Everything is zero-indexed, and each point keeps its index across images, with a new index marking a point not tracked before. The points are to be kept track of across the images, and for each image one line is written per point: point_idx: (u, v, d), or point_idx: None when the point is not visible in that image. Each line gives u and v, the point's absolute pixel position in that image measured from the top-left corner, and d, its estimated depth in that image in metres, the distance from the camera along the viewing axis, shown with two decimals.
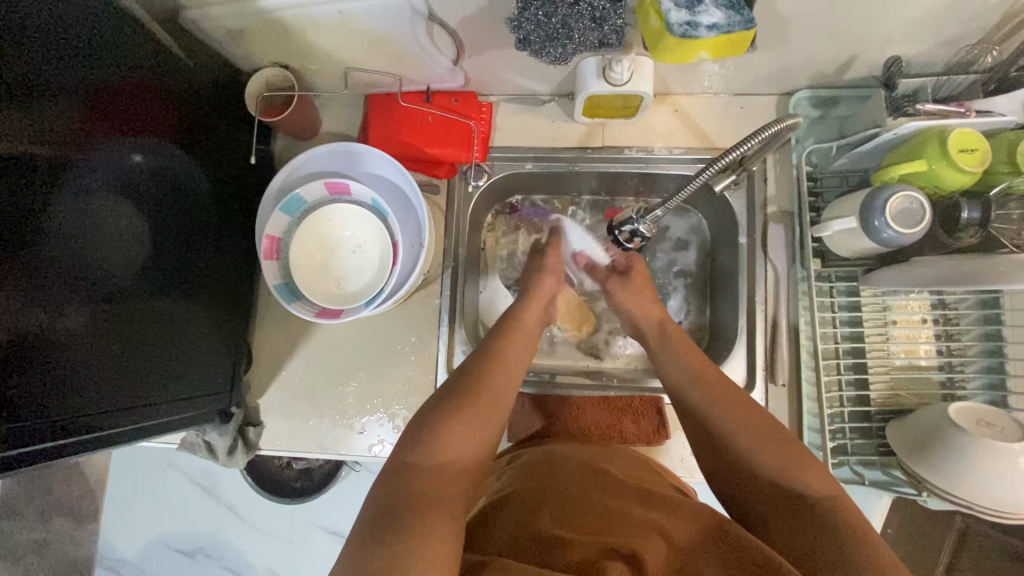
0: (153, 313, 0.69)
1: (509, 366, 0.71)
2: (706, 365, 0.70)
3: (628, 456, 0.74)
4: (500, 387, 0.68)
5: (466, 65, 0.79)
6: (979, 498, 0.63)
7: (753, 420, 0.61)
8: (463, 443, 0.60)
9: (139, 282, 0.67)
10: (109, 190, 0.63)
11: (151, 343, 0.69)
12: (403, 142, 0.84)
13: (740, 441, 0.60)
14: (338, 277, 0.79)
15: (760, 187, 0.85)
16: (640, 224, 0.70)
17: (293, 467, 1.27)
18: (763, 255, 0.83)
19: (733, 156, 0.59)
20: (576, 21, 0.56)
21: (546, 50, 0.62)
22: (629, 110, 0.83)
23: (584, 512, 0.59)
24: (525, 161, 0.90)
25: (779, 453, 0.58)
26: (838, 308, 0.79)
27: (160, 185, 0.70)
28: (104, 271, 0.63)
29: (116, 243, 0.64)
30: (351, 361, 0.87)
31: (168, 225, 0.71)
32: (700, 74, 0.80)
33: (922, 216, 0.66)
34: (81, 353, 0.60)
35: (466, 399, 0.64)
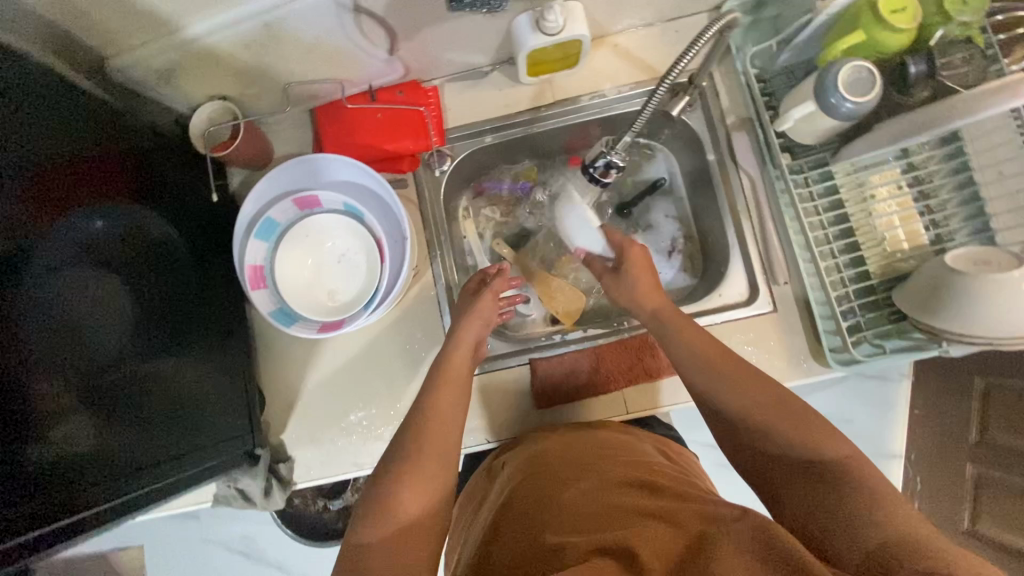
0: (144, 389, 0.66)
1: (454, 423, 0.69)
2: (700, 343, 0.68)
3: (621, 441, 0.74)
4: (447, 446, 0.67)
5: (403, 52, 0.79)
6: (996, 332, 0.65)
7: (747, 385, 0.63)
8: (408, 501, 0.61)
9: (127, 347, 0.65)
10: (78, 258, 0.61)
11: (151, 409, 0.66)
12: (362, 145, 0.84)
13: (746, 417, 0.61)
14: (330, 289, 0.77)
15: (714, 102, 0.86)
16: (613, 155, 0.71)
17: (331, 509, 1.26)
18: (734, 165, 0.85)
19: (676, 71, 0.63)
20: None
21: None
22: (570, 60, 0.84)
23: (578, 511, 0.60)
24: (483, 135, 0.90)
25: (775, 412, 0.60)
26: (818, 196, 0.81)
27: (127, 244, 0.68)
28: (91, 338, 0.61)
29: (96, 309, 0.62)
30: (366, 373, 0.86)
31: (144, 283, 0.69)
32: (630, 6, 0.81)
33: (874, 82, 0.67)
34: (85, 427, 0.58)
35: (420, 465, 0.64)
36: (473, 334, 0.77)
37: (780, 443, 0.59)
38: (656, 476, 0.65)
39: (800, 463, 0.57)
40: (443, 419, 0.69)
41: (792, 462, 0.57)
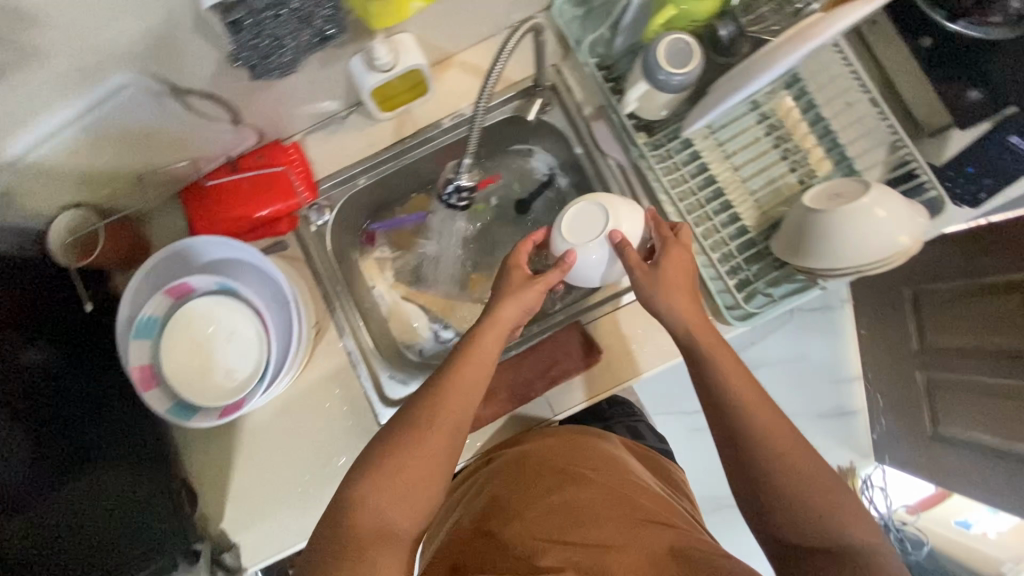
0: (47, 537, 0.64)
1: (470, 407, 0.69)
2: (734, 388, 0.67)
3: (613, 462, 0.83)
4: (455, 426, 0.68)
5: (248, 118, 0.78)
6: (861, 258, 0.69)
7: (791, 446, 0.64)
8: (411, 470, 0.65)
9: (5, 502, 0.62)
10: None
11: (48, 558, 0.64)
12: (232, 218, 0.82)
13: (776, 481, 0.64)
14: (226, 370, 0.76)
15: (568, 96, 0.87)
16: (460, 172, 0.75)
17: None
18: (601, 154, 0.86)
19: (492, 76, 0.67)
20: (287, 27, 0.57)
21: (272, 62, 0.63)
22: (419, 88, 0.84)
23: (555, 520, 0.71)
24: (356, 178, 0.90)
25: (804, 479, 0.63)
26: (683, 164, 0.83)
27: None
28: None
29: None
30: (290, 441, 0.84)
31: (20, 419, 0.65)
32: (461, 25, 0.82)
33: (692, 51, 0.69)
34: None
35: (426, 445, 0.66)
36: (514, 319, 0.72)
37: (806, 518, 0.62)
38: (646, 500, 0.75)
39: (823, 532, 0.61)
40: (461, 401, 0.68)
41: (812, 532, 0.62)
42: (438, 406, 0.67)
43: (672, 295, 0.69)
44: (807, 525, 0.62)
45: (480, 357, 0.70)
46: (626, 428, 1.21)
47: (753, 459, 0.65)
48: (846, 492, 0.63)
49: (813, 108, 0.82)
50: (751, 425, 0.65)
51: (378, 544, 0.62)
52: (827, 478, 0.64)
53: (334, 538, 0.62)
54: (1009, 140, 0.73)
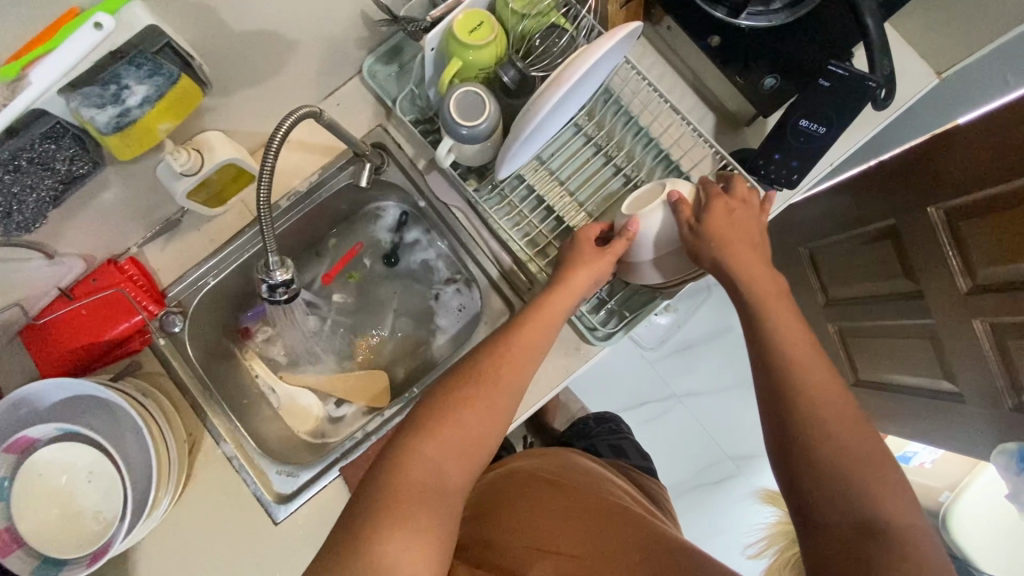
0: None
1: (531, 362, 0.68)
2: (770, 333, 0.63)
3: (609, 488, 0.84)
4: (514, 385, 0.66)
5: (66, 246, 0.76)
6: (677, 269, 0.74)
7: (829, 390, 0.60)
8: (471, 425, 0.63)
9: None
10: None
11: None
12: (72, 351, 0.79)
13: (805, 413, 0.59)
14: (93, 511, 0.73)
15: (400, 153, 0.87)
16: (275, 276, 0.69)
17: None
18: (444, 203, 0.87)
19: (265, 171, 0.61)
20: (27, 181, 0.56)
21: (27, 219, 0.61)
22: (245, 177, 0.83)
23: (563, 532, 0.72)
24: (206, 278, 0.88)
25: (844, 419, 0.59)
26: (519, 201, 0.84)
27: None
28: None
29: None
30: (185, 566, 0.80)
31: None
32: (273, 106, 0.81)
33: (484, 100, 0.70)
34: None
35: (493, 404, 0.65)
36: (584, 286, 0.72)
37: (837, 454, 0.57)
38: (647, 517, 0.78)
39: (861, 476, 0.56)
40: (521, 351, 0.68)
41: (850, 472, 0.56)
42: (500, 362, 0.67)
43: (722, 248, 0.67)
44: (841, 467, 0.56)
45: (544, 315, 0.70)
46: (611, 445, 1.24)
47: (796, 409, 0.60)
48: (887, 451, 0.57)
49: (632, 119, 0.82)
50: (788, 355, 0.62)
51: (424, 501, 0.58)
52: (863, 428, 0.59)
53: (378, 493, 0.58)
54: (799, 124, 0.74)
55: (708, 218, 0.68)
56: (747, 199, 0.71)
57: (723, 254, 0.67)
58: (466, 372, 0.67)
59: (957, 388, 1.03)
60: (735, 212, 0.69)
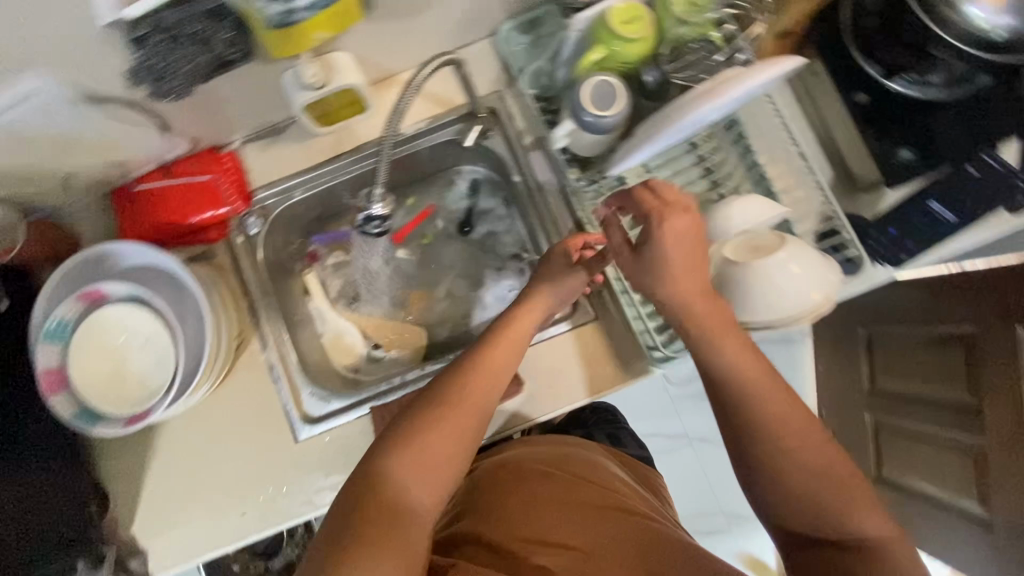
0: None
1: (499, 382, 0.68)
2: (781, 412, 0.61)
3: (590, 463, 0.86)
4: (482, 404, 0.66)
5: (179, 125, 0.78)
6: (770, 313, 0.69)
7: (788, 428, 0.61)
8: (441, 442, 0.62)
9: None
10: None
11: None
12: (158, 224, 0.82)
13: (785, 450, 0.61)
14: (137, 378, 0.75)
15: (509, 124, 0.87)
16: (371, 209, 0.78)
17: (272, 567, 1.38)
18: (538, 185, 0.86)
19: None
20: (180, 49, 0.61)
21: (169, 86, 0.65)
22: (357, 106, 0.84)
23: (548, 514, 0.73)
24: (292, 191, 0.89)
25: (813, 443, 0.61)
26: (615, 203, 0.82)
27: None
28: None
29: None
30: (205, 451, 0.83)
31: None
32: (405, 45, 0.82)
33: (616, 92, 0.69)
34: None
35: (455, 416, 0.64)
36: (549, 301, 0.75)
37: (801, 477, 0.61)
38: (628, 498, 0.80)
39: (840, 503, 0.60)
40: (489, 375, 0.68)
41: (818, 490, 0.61)
42: (468, 382, 0.66)
43: (659, 273, 0.63)
44: (806, 487, 0.61)
45: (514, 334, 0.71)
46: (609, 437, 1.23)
47: (762, 450, 0.62)
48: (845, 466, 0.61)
49: (751, 153, 0.81)
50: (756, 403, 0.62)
51: (398, 520, 0.56)
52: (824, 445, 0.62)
53: (349, 516, 0.55)
54: (930, 206, 0.72)
55: (655, 239, 0.63)
56: (677, 206, 0.63)
57: (661, 286, 0.63)
58: (429, 391, 0.66)
59: (988, 515, 0.99)
60: (678, 229, 0.62)
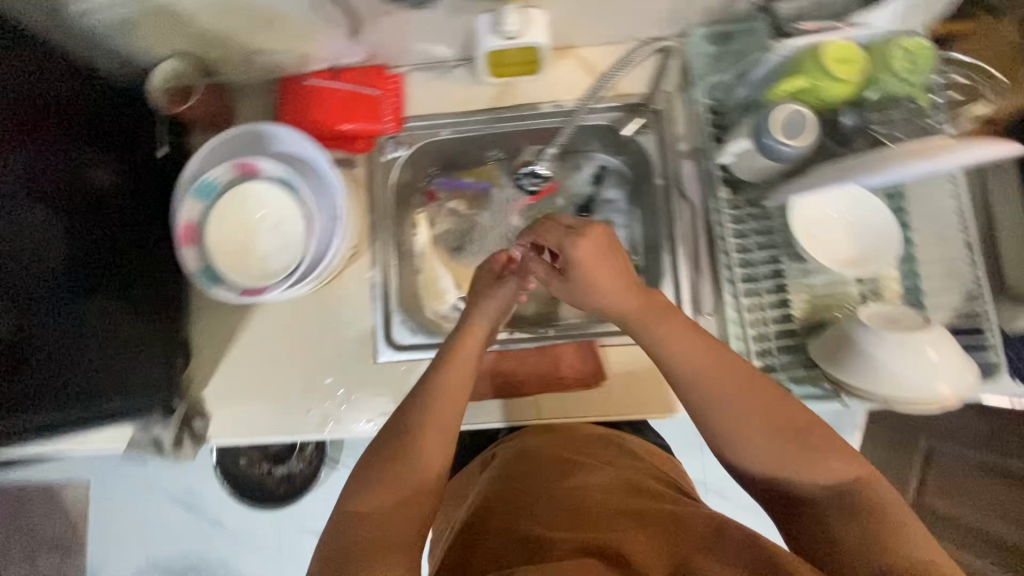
0: (78, 336, 0.68)
1: (457, 405, 0.68)
2: (738, 397, 0.61)
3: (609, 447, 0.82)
4: (444, 427, 0.66)
5: (366, 35, 0.81)
6: (894, 390, 0.67)
7: (749, 390, 0.61)
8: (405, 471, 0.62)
9: (59, 287, 0.66)
10: (26, 196, 0.64)
11: (78, 354, 0.68)
12: (317, 121, 0.86)
13: (746, 433, 0.60)
14: (260, 256, 0.79)
15: (669, 126, 0.86)
16: (540, 165, 0.93)
17: (274, 475, 1.43)
18: (679, 194, 0.84)
19: None
20: None
21: None
22: (531, 66, 0.85)
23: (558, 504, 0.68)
24: (440, 129, 0.91)
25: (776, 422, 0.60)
26: (754, 234, 0.80)
27: (75, 191, 0.70)
28: (26, 276, 0.63)
29: (35, 243, 0.64)
30: (290, 343, 0.87)
31: (90, 233, 0.71)
32: (597, 21, 0.82)
33: (808, 123, 0.69)
34: (36, 359, 0.63)
35: (413, 440, 0.64)
36: (489, 318, 0.75)
37: (753, 446, 0.61)
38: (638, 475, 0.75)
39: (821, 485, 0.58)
40: (449, 403, 0.67)
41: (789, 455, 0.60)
42: (432, 408, 0.66)
43: (582, 292, 0.68)
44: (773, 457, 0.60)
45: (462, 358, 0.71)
46: None
47: (712, 429, 0.62)
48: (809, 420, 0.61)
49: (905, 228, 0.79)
50: (706, 402, 0.62)
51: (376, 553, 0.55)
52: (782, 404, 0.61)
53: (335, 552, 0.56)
54: None
55: (579, 264, 0.66)
56: (574, 230, 0.67)
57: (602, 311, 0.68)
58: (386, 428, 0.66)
59: None
60: (588, 253, 0.66)
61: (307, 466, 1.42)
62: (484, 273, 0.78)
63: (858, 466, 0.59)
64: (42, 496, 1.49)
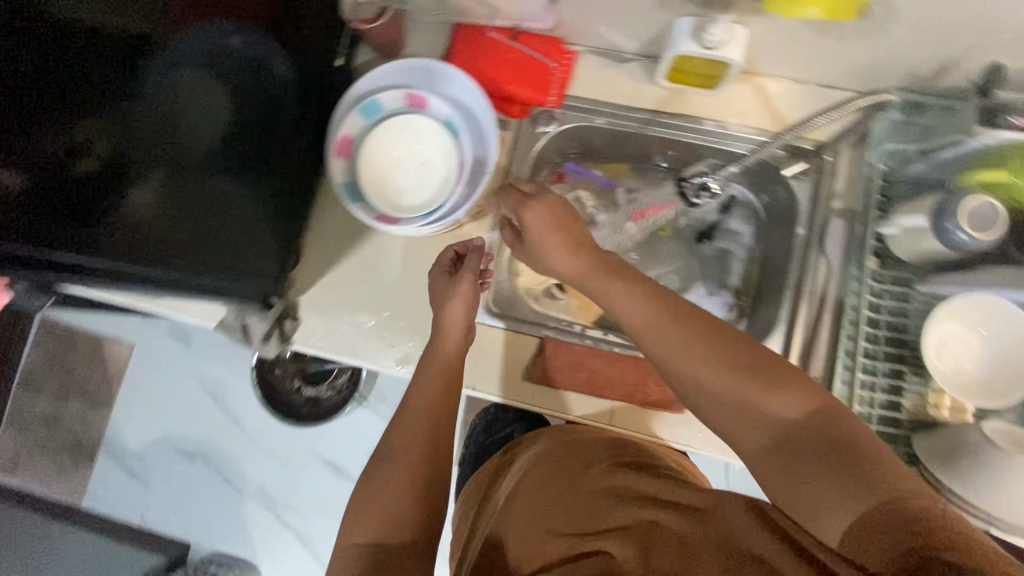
0: (213, 204, 0.74)
1: (438, 412, 0.71)
2: (700, 371, 0.59)
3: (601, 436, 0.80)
4: (431, 436, 0.69)
5: (564, 3, 0.80)
6: (999, 509, 0.66)
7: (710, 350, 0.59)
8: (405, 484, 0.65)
9: (211, 158, 0.73)
10: (201, 68, 0.71)
11: (210, 220, 0.75)
12: (487, 75, 0.86)
13: (709, 402, 0.59)
14: (399, 187, 0.83)
15: (829, 180, 0.83)
16: (711, 179, 0.85)
17: (303, 394, 1.44)
18: (819, 249, 0.82)
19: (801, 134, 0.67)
20: None
21: None
22: (711, 79, 0.83)
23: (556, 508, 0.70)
24: (596, 116, 0.89)
25: (748, 370, 0.57)
26: (886, 312, 0.78)
27: (245, 73, 0.75)
28: (187, 142, 0.71)
29: (203, 116, 0.72)
30: (393, 276, 0.88)
31: (250, 115, 0.76)
32: (793, 54, 0.79)
33: (998, 219, 0.67)
34: (170, 215, 0.71)
35: (407, 449, 0.67)
36: (461, 317, 0.76)
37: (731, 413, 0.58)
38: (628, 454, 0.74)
39: (792, 428, 0.54)
40: (427, 413, 0.70)
41: (766, 419, 0.56)
42: (413, 424, 0.69)
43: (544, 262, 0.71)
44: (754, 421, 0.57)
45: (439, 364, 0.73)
46: None
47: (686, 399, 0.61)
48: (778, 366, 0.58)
49: None
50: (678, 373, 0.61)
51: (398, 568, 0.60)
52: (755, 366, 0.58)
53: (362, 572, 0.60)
54: None
55: (533, 231, 0.69)
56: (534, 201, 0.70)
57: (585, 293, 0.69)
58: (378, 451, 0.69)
59: None
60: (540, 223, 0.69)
61: (335, 395, 1.43)
62: (439, 277, 0.78)
63: (824, 399, 0.56)
64: (85, 346, 1.54)
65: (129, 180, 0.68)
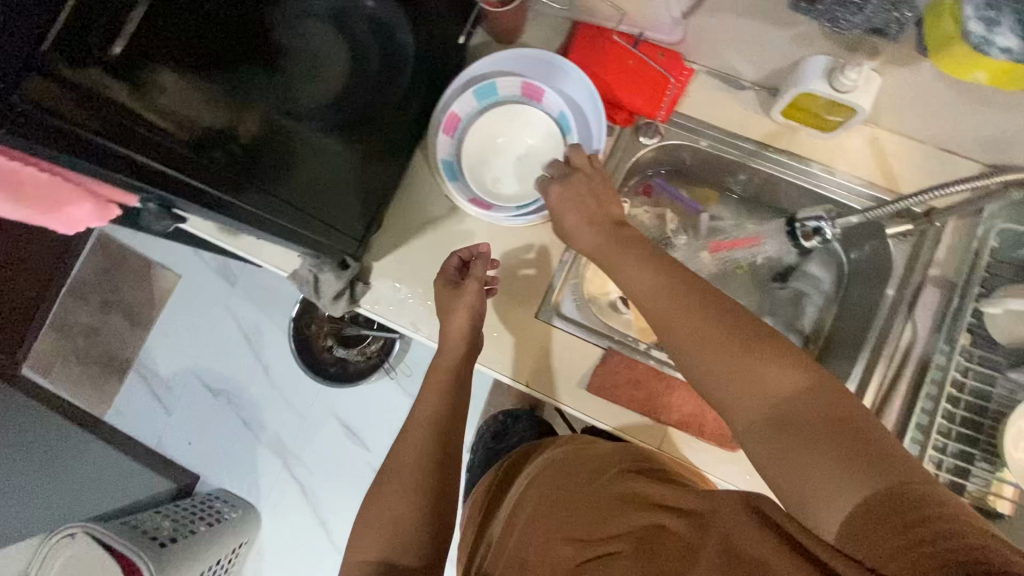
0: (320, 160, 0.71)
1: (433, 422, 0.74)
2: (697, 347, 0.56)
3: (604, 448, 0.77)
4: (428, 447, 0.72)
5: (697, 21, 0.79)
6: None
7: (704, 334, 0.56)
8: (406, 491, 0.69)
9: (324, 114, 0.71)
10: (328, 24, 0.70)
11: (314, 175, 0.70)
12: (601, 79, 0.85)
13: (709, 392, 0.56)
14: (497, 172, 0.89)
15: (930, 247, 0.81)
16: (828, 226, 0.80)
17: (332, 353, 1.42)
18: (906, 314, 0.80)
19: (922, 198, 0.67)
20: None
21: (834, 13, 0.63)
22: (829, 123, 0.81)
23: (558, 510, 0.66)
24: (701, 137, 0.88)
25: (744, 347, 0.54)
26: (968, 392, 0.75)
27: (371, 38, 0.75)
28: (299, 93, 0.67)
29: (319, 70, 0.70)
30: None
31: (366, 80, 0.75)
32: (921, 113, 0.77)
33: None
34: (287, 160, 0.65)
35: (408, 457, 0.71)
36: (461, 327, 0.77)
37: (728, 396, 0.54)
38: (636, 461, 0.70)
39: (798, 412, 0.50)
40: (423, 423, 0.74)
41: (781, 408, 0.51)
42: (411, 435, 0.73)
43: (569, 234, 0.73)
44: (762, 410, 0.52)
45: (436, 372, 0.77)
46: None
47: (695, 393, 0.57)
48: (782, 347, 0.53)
49: None
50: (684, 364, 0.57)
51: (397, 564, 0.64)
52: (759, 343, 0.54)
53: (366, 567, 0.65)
54: None
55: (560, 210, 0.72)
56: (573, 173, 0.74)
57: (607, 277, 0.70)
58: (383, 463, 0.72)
59: None
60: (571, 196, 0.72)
61: (365, 360, 1.42)
62: (446, 284, 0.79)
63: (815, 370, 0.52)
64: (136, 266, 1.57)
65: (256, 118, 0.61)
